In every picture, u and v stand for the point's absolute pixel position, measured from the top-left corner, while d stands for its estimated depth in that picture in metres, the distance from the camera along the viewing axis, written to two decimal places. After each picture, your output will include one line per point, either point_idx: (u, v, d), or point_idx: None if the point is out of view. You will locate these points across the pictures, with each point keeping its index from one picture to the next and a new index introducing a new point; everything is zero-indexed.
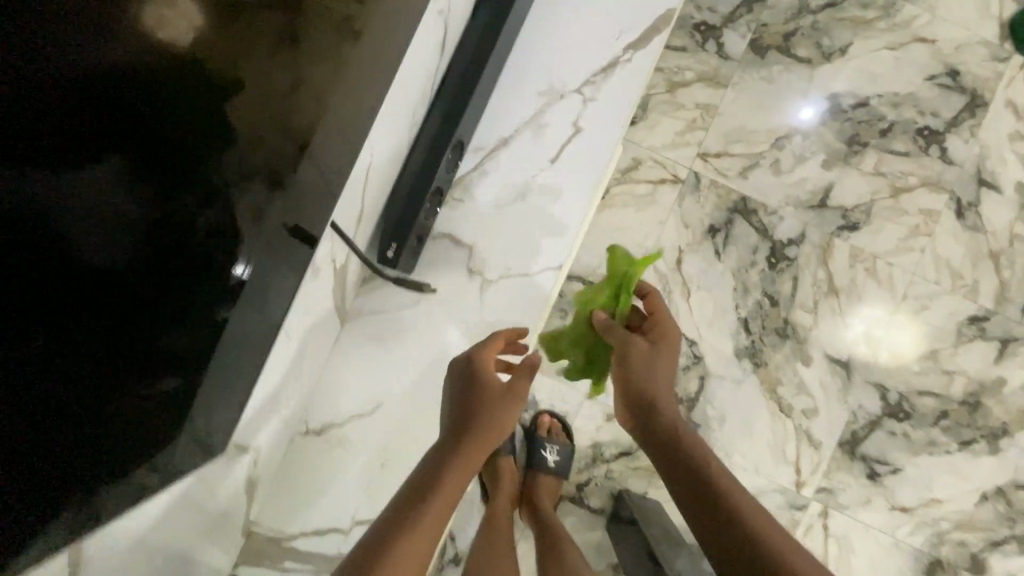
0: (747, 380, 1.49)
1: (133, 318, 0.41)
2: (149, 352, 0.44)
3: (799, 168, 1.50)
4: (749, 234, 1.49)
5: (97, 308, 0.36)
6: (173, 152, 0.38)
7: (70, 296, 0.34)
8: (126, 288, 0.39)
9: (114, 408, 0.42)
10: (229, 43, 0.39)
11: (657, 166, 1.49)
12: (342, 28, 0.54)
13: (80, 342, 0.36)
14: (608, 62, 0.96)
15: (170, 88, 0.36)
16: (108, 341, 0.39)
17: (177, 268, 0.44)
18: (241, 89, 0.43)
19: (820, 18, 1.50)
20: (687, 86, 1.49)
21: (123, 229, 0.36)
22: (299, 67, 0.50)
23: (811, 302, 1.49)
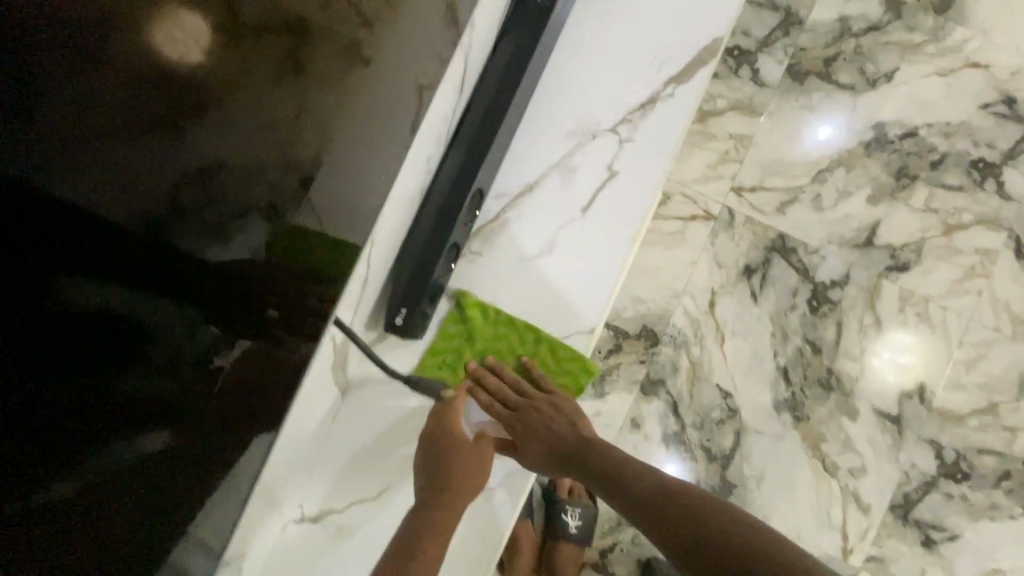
0: (787, 435, 1.36)
1: (133, 368, 0.36)
2: (153, 413, 0.40)
3: (842, 204, 1.38)
4: (789, 275, 1.37)
5: (113, 349, 0.34)
6: (173, 177, 0.35)
7: (48, 328, 0.30)
8: (124, 333, 0.35)
9: (108, 478, 0.37)
10: (242, 65, 0.37)
11: (686, 201, 1.38)
12: (350, 55, 0.48)
13: (70, 387, 0.32)
14: (647, 98, 0.85)
15: (170, 103, 0.33)
16: (100, 392, 0.34)
17: (184, 316, 0.39)
18: (251, 115, 0.39)
19: (864, 42, 1.38)
20: (720, 115, 1.38)
21: (116, 258, 0.33)
22: (306, 95, 0.44)
23: (857, 350, 1.36)
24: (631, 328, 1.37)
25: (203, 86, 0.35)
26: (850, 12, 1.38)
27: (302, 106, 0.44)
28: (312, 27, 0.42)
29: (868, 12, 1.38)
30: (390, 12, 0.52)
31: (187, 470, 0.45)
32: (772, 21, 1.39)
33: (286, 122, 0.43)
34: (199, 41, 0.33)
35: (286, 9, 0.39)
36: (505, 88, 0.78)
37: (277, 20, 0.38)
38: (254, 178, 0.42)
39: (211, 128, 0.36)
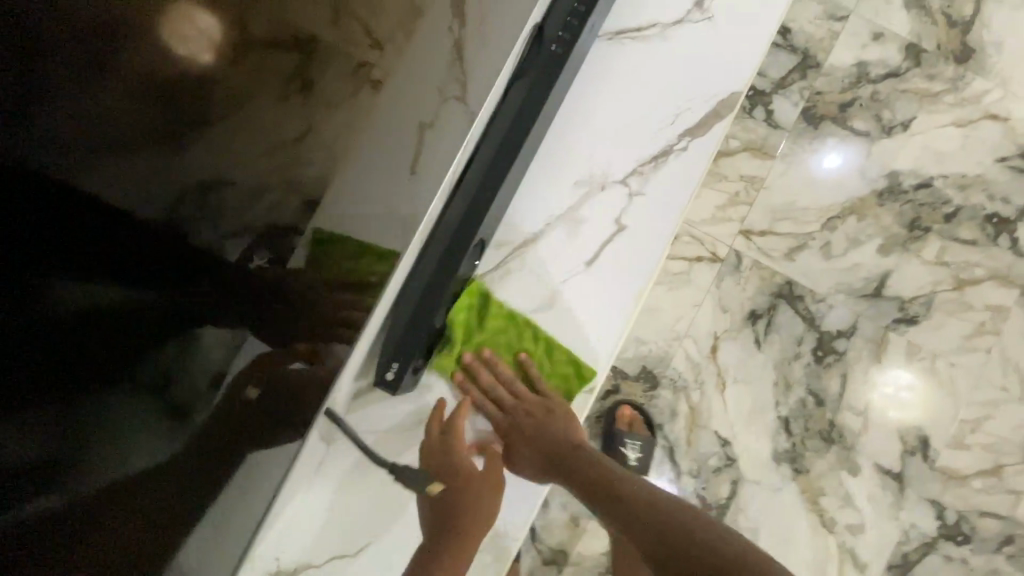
0: (786, 488, 1.32)
1: (120, 347, 0.39)
2: (145, 403, 0.41)
3: (852, 252, 1.35)
4: (794, 323, 1.34)
5: (131, 321, 0.39)
6: (163, 155, 0.38)
7: (67, 290, 0.35)
8: (110, 307, 0.37)
9: (86, 453, 0.39)
10: (257, 69, 0.40)
11: (693, 241, 1.35)
12: (360, 75, 0.47)
13: (93, 344, 0.37)
14: (659, 150, 0.82)
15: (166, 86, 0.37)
16: (85, 356, 0.37)
17: (173, 311, 0.41)
18: (269, 116, 0.42)
19: (881, 88, 1.36)
20: (731, 156, 1.35)
21: (97, 225, 0.36)
22: (313, 112, 0.44)
23: (860, 403, 1.33)
24: (630, 369, 1.34)
25: (205, 79, 0.38)
26: (868, 57, 1.36)
27: (307, 124, 0.44)
28: (320, 45, 0.43)
29: (887, 58, 1.36)
30: (401, 42, 0.49)
31: (181, 480, 0.45)
32: (789, 63, 1.36)
33: (288, 138, 0.43)
34: (211, 37, 0.37)
35: (289, 19, 0.41)
36: (514, 136, 0.74)
37: (282, 30, 0.41)
38: (260, 186, 0.43)
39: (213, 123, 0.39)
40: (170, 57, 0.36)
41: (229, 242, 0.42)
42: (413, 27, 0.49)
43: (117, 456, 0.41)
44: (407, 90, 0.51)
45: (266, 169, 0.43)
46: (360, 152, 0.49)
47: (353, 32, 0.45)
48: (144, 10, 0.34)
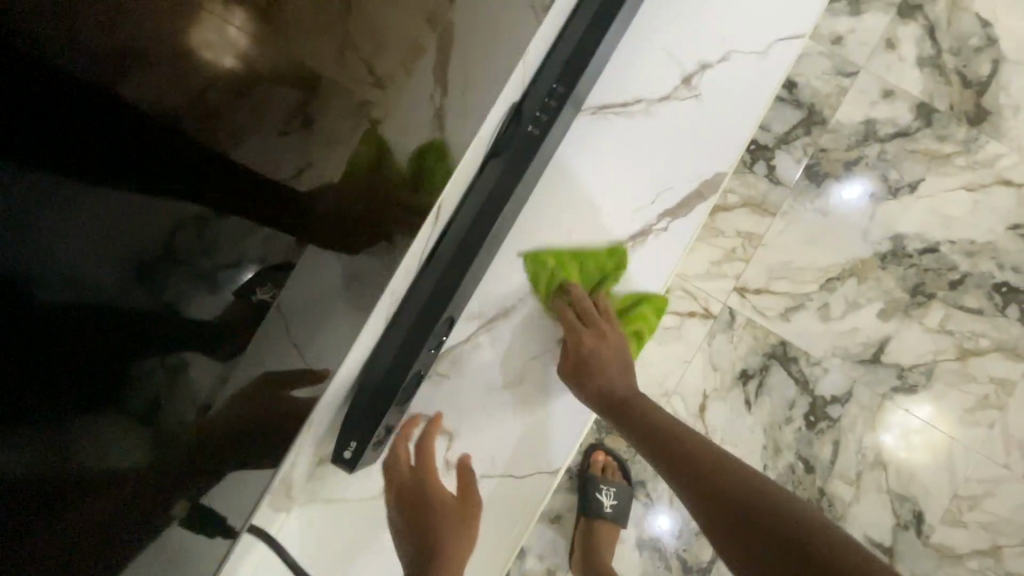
0: None
1: (91, 373, 0.30)
2: (115, 424, 0.33)
3: (850, 315, 1.31)
4: (787, 384, 1.31)
5: (108, 385, 0.31)
6: (157, 158, 0.27)
7: (46, 371, 0.27)
8: (89, 329, 0.28)
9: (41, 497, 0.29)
10: (277, 84, 0.32)
11: (686, 296, 1.32)
12: (358, 112, 0.42)
13: (67, 425, 0.29)
14: (637, 230, 0.82)
15: (177, 81, 0.26)
16: (47, 415, 0.28)
17: (155, 321, 0.33)
18: (281, 140, 0.35)
19: (889, 148, 1.32)
20: (730, 210, 1.33)
21: (69, 242, 0.25)
22: (310, 152, 0.39)
23: (852, 472, 1.29)
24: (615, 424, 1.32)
25: (218, 88, 0.28)
26: (876, 115, 1.32)
27: (304, 161, 0.39)
28: (327, 81, 0.37)
29: (897, 117, 1.32)
30: (400, 79, 0.46)
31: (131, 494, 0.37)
32: (794, 118, 1.33)
33: (284, 179, 0.38)
34: (235, 42, 0.28)
35: (303, 54, 0.33)
36: (488, 215, 0.73)
37: (289, 66, 0.33)
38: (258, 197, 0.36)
39: (224, 136, 0.31)
40: (189, 61, 0.26)
41: (217, 264, 0.36)
42: (413, 63, 0.46)
43: (76, 497, 0.32)
44: (396, 133, 0.49)
45: (267, 185, 0.37)
46: (337, 202, 0.47)
47: (357, 70, 0.39)
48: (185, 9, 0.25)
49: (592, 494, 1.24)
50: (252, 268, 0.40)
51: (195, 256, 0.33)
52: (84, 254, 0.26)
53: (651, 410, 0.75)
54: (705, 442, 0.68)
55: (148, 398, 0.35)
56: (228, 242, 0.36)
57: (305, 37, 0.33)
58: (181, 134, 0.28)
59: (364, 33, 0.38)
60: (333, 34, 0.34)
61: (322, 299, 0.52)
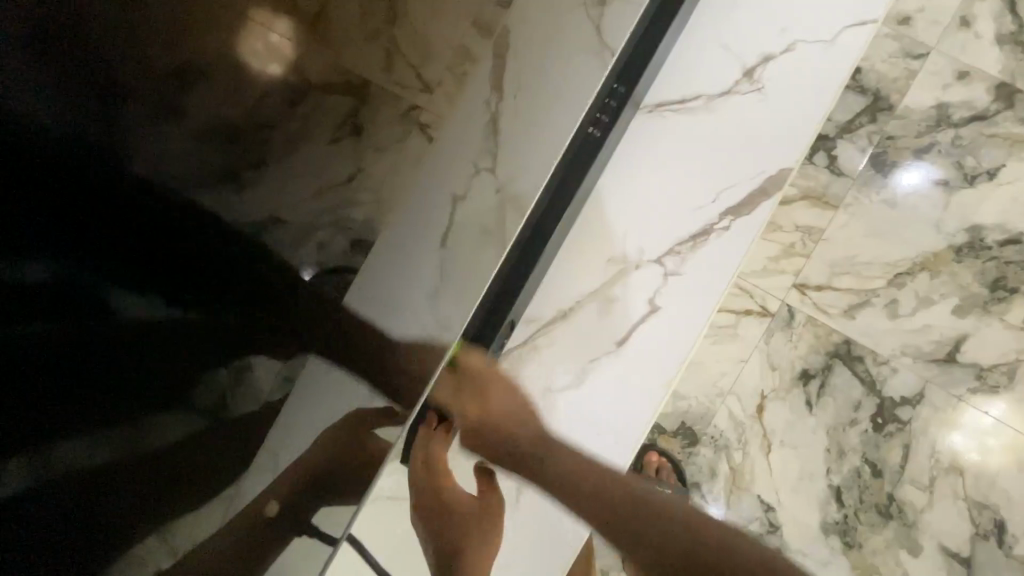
0: (835, 563, 1.23)
1: (156, 347, 0.37)
2: (188, 412, 0.40)
3: (922, 312, 1.24)
4: (852, 385, 1.26)
5: (170, 341, 0.38)
6: (199, 159, 0.36)
7: (110, 290, 0.34)
8: (146, 278, 0.36)
9: (119, 433, 0.37)
10: (325, 91, 0.41)
11: (742, 294, 1.29)
12: (407, 118, 0.46)
13: (130, 361, 0.36)
14: (698, 230, 0.80)
15: (222, 94, 0.36)
16: (122, 358, 0.36)
17: (218, 332, 0.40)
18: (331, 142, 0.42)
19: (965, 133, 1.23)
20: (787, 204, 1.28)
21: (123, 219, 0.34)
22: (364, 158, 0.44)
23: (925, 478, 1.22)
24: (669, 425, 1.29)
25: (268, 92, 0.38)
26: (950, 98, 1.23)
27: (356, 166, 0.44)
28: (372, 88, 0.43)
29: (973, 99, 1.23)
30: (451, 89, 0.49)
31: (208, 482, 0.42)
32: (858, 105, 1.26)
33: (337, 182, 0.43)
34: (279, 53, 0.38)
35: (344, 64, 0.41)
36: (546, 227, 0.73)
37: (337, 75, 0.41)
38: (307, 205, 0.41)
39: (274, 144, 0.39)
40: (239, 72, 0.36)
41: (277, 267, 0.42)
42: (460, 71, 0.50)
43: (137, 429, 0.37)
44: (452, 149, 0.52)
45: (322, 182, 0.42)
46: (404, 215, 0.49)
47: (404, 77, 0.45)
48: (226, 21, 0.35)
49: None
50: (311, 269, 0.43)
51: (250, 268, 0.40)
52: (132, 236, 0.35)
53: (570, 459, 0.78)
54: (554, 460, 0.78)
55: (215, 395, 0.41)
56: (286, 248, 0.41)
57: (350, 47, 0.41)
58: (222, 132, 0.37)
59: (408, 40, 0.45)
60: (376, 43, 0.43)
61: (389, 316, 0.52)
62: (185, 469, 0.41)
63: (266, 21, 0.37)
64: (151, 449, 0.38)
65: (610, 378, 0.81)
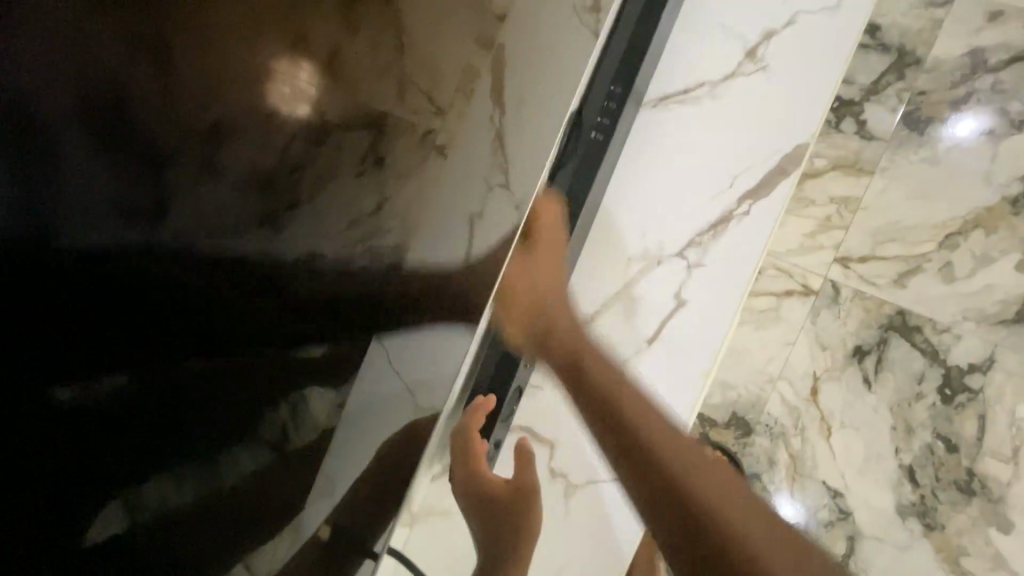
0: (916, 546, 1.17)
1: (191, 392, 0.41)
2: (253, 448, 0.46)
3: (982, 272, 1.16)
4: (912, 357, 1.19)
5: (203, 397, 0.42)
6: (239, 205, 0.40)
7: (142, 333, 0.38)
8: (168, 332, 0.39)
9: (189, 470, 0.42)
10: (347, 120, 0.43)
11: (780, 275, 1.25)
12: (424, 144, 0.50)
13: (165, 411, 0.40)
14: (718, 218, 0.79)
15: (255, 145, 0.39)
16: (162, 409, 0.40)
17: (262, 373, 0.45)
18: (331, 177, 0.44)
19: (1006, 77, 1.15)
20: (818, 177, 1.23)
21: (156, 280, 0.38)
22: (388, 189, 0.48)
23: (1008, 449, 1.13)
24: (719, 416, 1.26)
25: (296, 135, 0.41)
26: (984, 43, 1.16)
27: (381, 195, 0.48)
28: (389, 118, 0.46)
29: (1011, 40, 1.15)
30: (462, 106, 0.51)
31: (271, 508, 0.49)
32: (882, 65, 1.20)
33: (367, 213, 0.47)
34: (304, 95, 0.40)
35: (361, 100, 0.44)
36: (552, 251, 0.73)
37: (356, 109, 0.44)
38: (322, 249, 0.45)
39: (304, 182, 0.43)
40: (269, 123, 0.39)
41: (321, 299, 0.47)
42: (470, 87, 0.51)
43: (196, 481, 0.43)
44: (468, 162, 0.54)
45: (341, 215, 0.46)
46: (427, 229, 0.52)
47: (417, 104, 0.48)
48: (248, 81, 0.38)
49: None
50: (350, 297, 0.48)
51: (305, 294, 0.46)
52: (168, 265, 0.38)
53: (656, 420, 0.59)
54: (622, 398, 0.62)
55: (276, 429, 0.47)
56: (328, 285, 0.47)
57: (362, 84, 0.44)
58: (257, 183, 0.40)
59: (416, 71, 0.47)
60: (386, 80, 0.45)
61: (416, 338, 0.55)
62: (252, 496, 0.47)
63: (288, 68, 0.39)
64: (233, 479, 0.45)
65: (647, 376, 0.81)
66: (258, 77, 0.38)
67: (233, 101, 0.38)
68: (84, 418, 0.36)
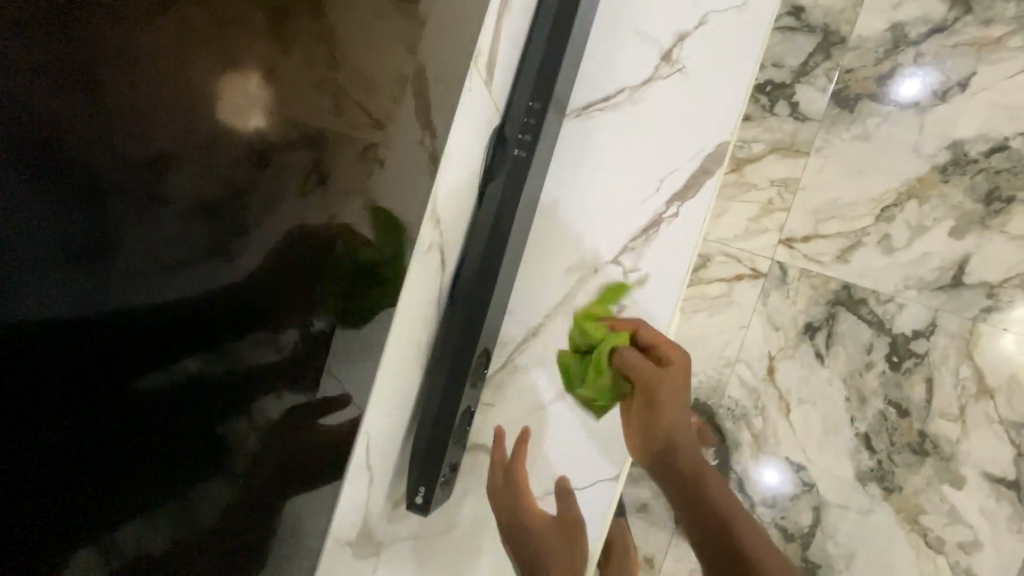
0: (879, 509, 1.21)
1: (171, 449, 0.34)
2: (228, 470, 0.40)
3: (918, 241, 1.19)
4: (859, 329, 1.22)
5: (176, 457, 0.34)
6: (184, 238, 0.31)
7: (115, 408, 0.29)
8: (133, 408, 0.30)
9: (167, 509, 0.35)
10: (302, 115, 0.38)
11: (730, 260, 1.27)
12: (365, 157, 0.48)
13: (137, 490, 0.32)
14: (648, 222, 0.80)
15: (198, 170, 0.31)
16: (145, 481, 0.32)
17: (241, 393, 0.40)
18: (284, 196, 0.39)
19: (927, 48, 1.18)
20: (757, 161, 1.26)
21: (135, 332, 0.29)
22: (336, 204, 0.46)
23: (956, 408, 1.18)
24: None
25: (242, 154, 0.34)
26: (903, 18, 1.19)
27: (330, 213, 0.45)
28: (330, 134, 0.42)
29: (928, 12, 1.17)
30: (395, 109, 0.49)
31: (261, 533, 0.47)
32: (809, 46, 1.22)
33: (317, 231, 0.44)
34: (259, 104, 0.34)
35: (300, 119, 0.38)
36: (483, 273, 0.72)
37: (297, 129, 0.38)
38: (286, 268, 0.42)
39: (250, 209, 0.36)
40: (225, 132, 0.32)
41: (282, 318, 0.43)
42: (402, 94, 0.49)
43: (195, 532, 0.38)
44: (401, 173, 0.54)
45: (296, 229, 0.41)
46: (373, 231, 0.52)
47: (356, 117, 0.44)
48: (196, 85, 0.29)
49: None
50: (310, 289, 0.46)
51: (257, 328, 0.40)
52: (134, 309, 0.29)
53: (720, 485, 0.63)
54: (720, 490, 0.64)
55: (248, 456, 0.42)
56: (282, 298, 0.42)
57: (302, 97, 0.38)
58: (206, 208, 0.32)
59: (353, 82, 0.42)
60: (324, 91, 0.39)
61: (358, 359, 0.56)
62: (215, 526, 0.40)
63: (230, 84, 0.32)
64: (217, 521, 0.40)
65: None
66: (215, 89, 0.31)
67: (185, 113, 0.29)
68: (68, 492, 0.27)
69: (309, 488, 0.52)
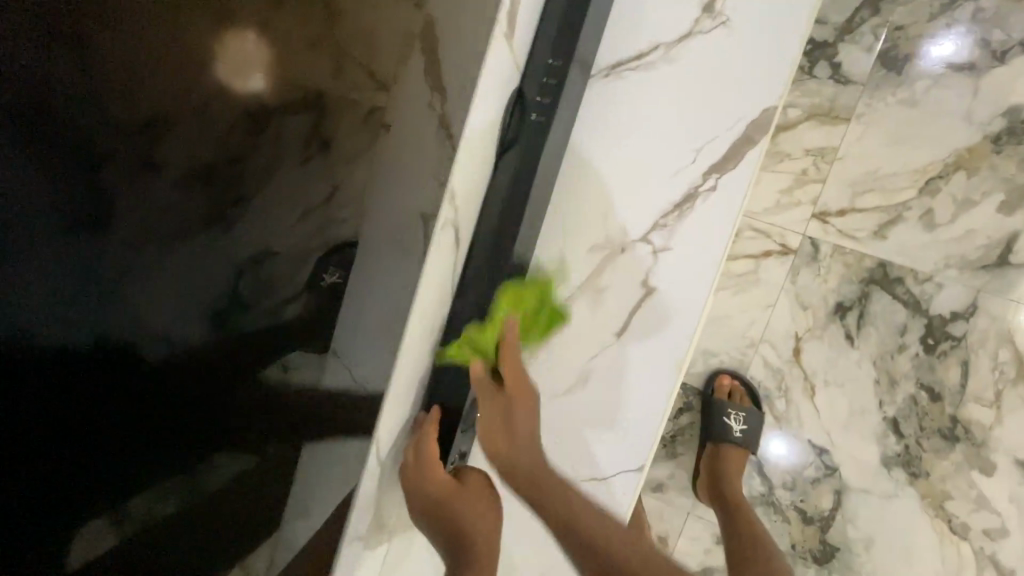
0: (903, 494, 1.17)
1: (174, 398, 0.36)
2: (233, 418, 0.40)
3: (963, 217, 1.11)
4: (893, 309, 1.16)
5: (178, 411, 0.36)
6: (179, 204, 0.32)
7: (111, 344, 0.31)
8: (130, 350, 0.32)
9: (169, 451, 0.37)
10: (299, 80, 0.35)
11: (758, 235, 1.20)
12: (371, 122, 0.41)
13: (139, 433, 0.35)
14: (682, 197, 0.73)
15: (194, 137, 0.31)
16: (146, 421, 0.35)
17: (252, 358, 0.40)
18: (285, 163, 0.37)
19: (988, 4, 1.07)
20: (792, 127, 1.16)
21: (135, 287, 0.31)
22: (338, 171, 0.40)
23: (991, 394, 1.13)
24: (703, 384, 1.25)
25: (236, 121, 0.33)
26: None
27: (335, 178, 0.40)
28: (327, 98, 0.37)
29: None
30: (404, 70, 0.42)
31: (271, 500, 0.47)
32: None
33: (318, 202, 0.40)
34: (255, 66, 0.33)
35: (297, 81, 0.35)
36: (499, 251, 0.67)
37: (295, 92, 0.35)
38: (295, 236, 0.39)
39: (249, 175, 0.35)
40: (223, 95, 0.32)
41: (278, 296, 0.40)
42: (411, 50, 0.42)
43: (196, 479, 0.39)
44: (413, 146, 0.45)
45: (301, 198, 0.39)
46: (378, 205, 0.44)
47: (359, 77, 0.39)
48: (193, 52, 0.30)
49: (719, 419, 1.15)
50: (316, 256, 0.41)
51: (268, 295, 0.39)
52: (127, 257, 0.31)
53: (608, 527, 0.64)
54: (640, 546, 0.63)
55: (255, 409, 0.42)
56: (288, 272, 0.40)
57: (295, 58, 0.35)
58: (201, 174, 0.32)
59: (351, 44, 0.38)
60: (320, 54, 0.36)
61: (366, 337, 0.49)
62: (224, 470, 0.41)
63: (232, 46, 0.32)
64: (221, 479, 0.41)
65: (618, 370, 0.76)
66: (208, 52, 0.31)
67: (169, 81, 0.30)
68: (69, 409, 0.31)
69: (326, 449, 0.50)
